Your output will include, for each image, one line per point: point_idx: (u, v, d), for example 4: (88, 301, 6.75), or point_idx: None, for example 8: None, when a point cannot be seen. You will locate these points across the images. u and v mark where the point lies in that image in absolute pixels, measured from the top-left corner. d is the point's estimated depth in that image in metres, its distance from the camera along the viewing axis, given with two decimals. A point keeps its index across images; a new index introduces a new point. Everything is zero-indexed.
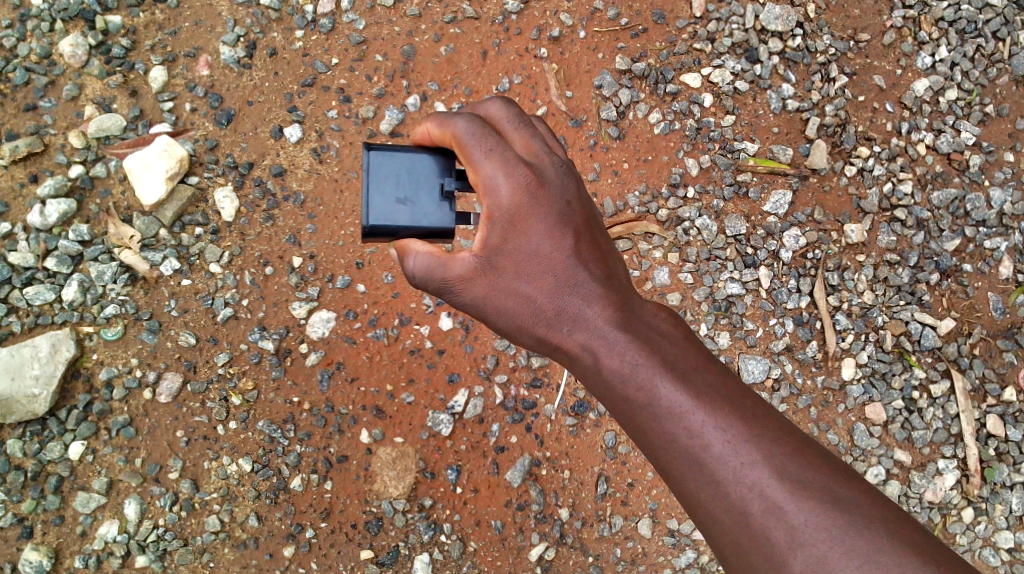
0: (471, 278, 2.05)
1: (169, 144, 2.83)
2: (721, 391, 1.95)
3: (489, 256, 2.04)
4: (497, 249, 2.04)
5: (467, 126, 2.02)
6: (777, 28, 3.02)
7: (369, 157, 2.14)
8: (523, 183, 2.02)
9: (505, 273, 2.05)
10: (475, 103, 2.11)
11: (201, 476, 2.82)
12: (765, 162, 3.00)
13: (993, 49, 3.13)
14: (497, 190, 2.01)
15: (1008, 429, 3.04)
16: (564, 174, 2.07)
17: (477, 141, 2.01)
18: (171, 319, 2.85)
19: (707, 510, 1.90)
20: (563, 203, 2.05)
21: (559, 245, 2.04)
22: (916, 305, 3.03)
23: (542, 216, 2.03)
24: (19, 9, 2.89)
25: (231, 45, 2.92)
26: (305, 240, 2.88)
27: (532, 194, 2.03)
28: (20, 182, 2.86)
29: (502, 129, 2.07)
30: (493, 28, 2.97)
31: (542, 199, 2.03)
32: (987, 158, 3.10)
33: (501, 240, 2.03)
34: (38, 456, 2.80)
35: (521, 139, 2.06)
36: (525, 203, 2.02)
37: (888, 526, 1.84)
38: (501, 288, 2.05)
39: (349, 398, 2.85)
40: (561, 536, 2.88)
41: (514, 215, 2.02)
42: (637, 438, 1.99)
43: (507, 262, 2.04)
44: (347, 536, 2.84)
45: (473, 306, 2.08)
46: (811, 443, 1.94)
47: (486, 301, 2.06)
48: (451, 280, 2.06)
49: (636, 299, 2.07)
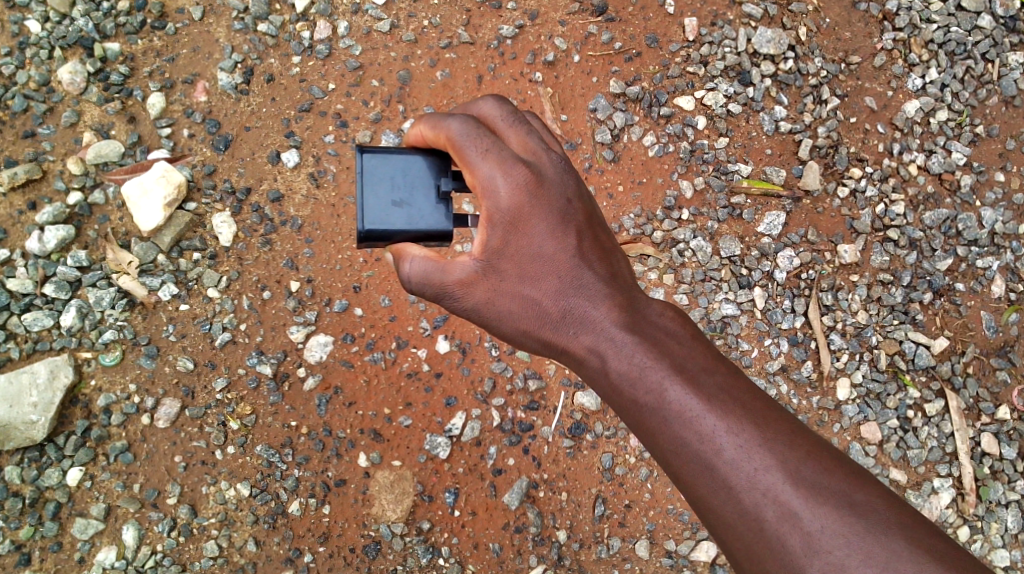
0: (472, 282, 2.06)
1: (167, 170, 2.85)
2: (731, 393, 1.93)
3: (491, 259, 2.05)
4: (499, 252, 2.04)
5: (461, 127, 2.02)
6: (768, 51, 3.06)
7: (362, 161, 2.14)
8: (523, 184, 2.02)
9: (507, 275, 2.06)
10: (469, 103, 2.11)
11: (200, 501, 2.83)
12: (759, 183, 3.02)
13: (982, 70, 3.16)
14: (496, 191, 2.01)
15: (1002, 447, 3.06)
16: (563, 172, 2.07)
17: (472, 142, 2.01)
18: (169, 344, 2.86)
19: (720, 515, 1.88)
20: (564, 202, 2.06)
21: (562, 246, 2.06)
22: (910, 325, 3.04)
23: (543, 216, 2.04)
24: (18, 37, 2.92)
25: (229, 71, 2.94)
26: (302, 264, 2.89)
27: (532, 194, 2.03)
28: (19, 209, 2.88)
29: (498, 128, 2.07)
30: (488, 53, 3.00)
31: (542, 200, 2.04)
32: (978, 178, 3.12)
33: (503, 242, 2.04)
34: (36, 482, 2.80)
35: (518, 138, 2.06)
36: (525, 204, 2.03)
37: (907, 532, 1.81)
38: (504, 290, 2.06)
39: (347, 422, 2.86)
40: (559, 559, 2.88)
41: (514, 216, 2.03)
42: (648, 442, 1.98)
43: (510, 264, 2.05)
44: (345, 560, 2.84)
45: (476, 312, 2.09)
46: (824, 445, 1.92)
47: (487, 305, 2.07)
48: (451, 285, 2.07)
49: (643, 300, 2.08)
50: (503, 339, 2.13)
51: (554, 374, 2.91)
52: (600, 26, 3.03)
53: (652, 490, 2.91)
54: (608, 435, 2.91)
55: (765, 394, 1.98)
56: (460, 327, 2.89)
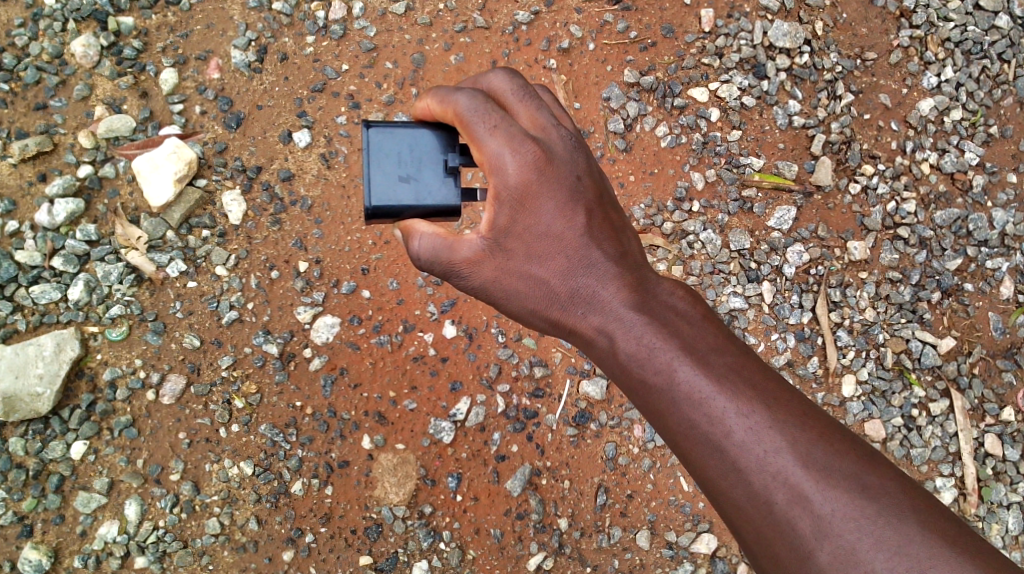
0: (479, 260, 2.06)
1: (178, 147, 2.85)
2: (741, 374, 1.93)
3: (497, 237, 2.04)
4: (506, 229, 2.04)
5: (469, 102, 2.01)
6: (784, 45, 3.05)
7: (369, 136, 2.13)
8: (531, 162, 2.01)
9: (515, 254, 2.06)
10: (478, 77, 2.10)
11: (202, 478, 2.83)
12: (771, 177, 3.01)
13: (998, 71, 3.15)
14: (504, 167, 2.00)
15: (1006, 449, 3.05)
16: (573, 148, 2.06)
17: (480, 117, 2.00)
18: (176, 321, 2.87)
19: (730, 497, 1.88)
20: (573, 179, 2.06)
21: (571, 224, 2.05)
22: (917, 323, 3.03)
23: (552, 193, 2.03)
24: (32, 8, 2.91)
25: (243, 49, 2.94)
26: (311, 245, 2.90)
27: (541, 171, 2.02)
28: (29, 180, 2.88)
29: (507, 102, 2.06)
30: (503, 38, 2.99)
31: (551, 177, 2.03)
32: (990, 179, 3.12)
33: (510, 220, 2.03)
34: (40, 455, 2.81)
35: (527, 112, 2.06)
36: (533, 181, 2.01)
37: (919, 516, 1.81)
38: (511, 269, 2.06)
39: (352, 403, 2.86)
40: (560, 547, 2.87)
41: (522, 194, 2.02)
42: (657, 425, 1.98)
43: (517, 243, 2.05)
44: (346, 542, 2.83)
45: (483, 290, 2.09)
46: (836, 427, 1.91)
47: (495, 283, 2.07)
48: (458, 263, 2.07)
49: (652, 279, 2.08)
50: (511, 317, 2.14)
51: (560, 362, 2.91)
52: (616, 14, 3.02)
53: (655, 481, 2.90)
54: (612, 425, 2.90)
55: (776, 376, 1.98)
56: (467, 312, 2.89)
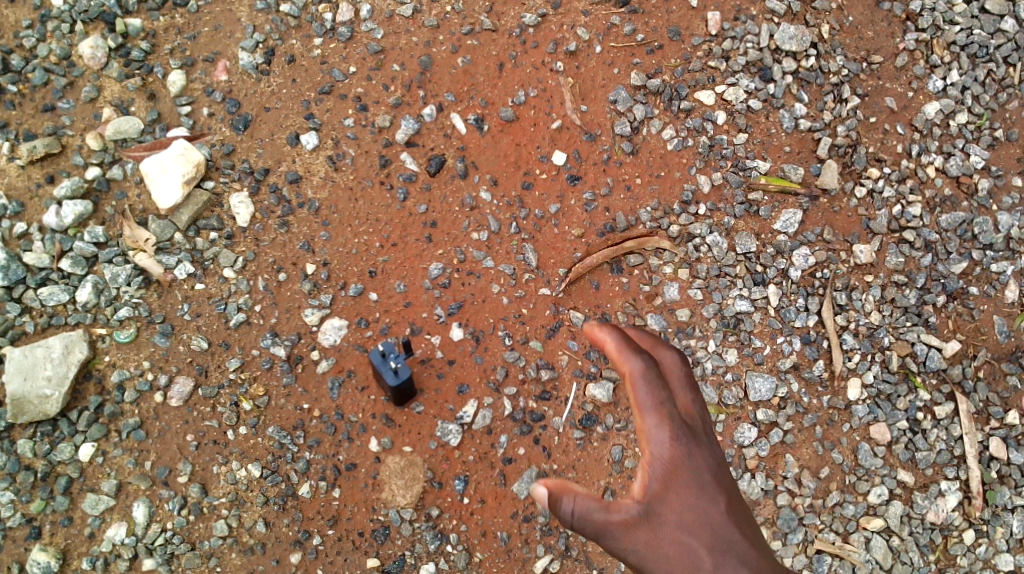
0: (635, 526, 2.03)
1: (186, 149, 2.88)
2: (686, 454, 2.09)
3: (653, 505, 2.04)
4: (659, 496, 2.05)
5: (637, 365, 2.09)
6: (790, 48, 3.06)
7: None
8: (685, 438, 2.08)
9: (666, 524, 2.03)
10: (656, 351, 2.16)
11: (210, 480, 2.84)
12: (777, 180, 3.02)
13: (1003, 74, 3.16)
14: (661, 440, 2.07)
15: (1011, 452, 3.05)
16: (714, 446, 2.12)
17: (649, 386, 2.08)
18: (184, 323, 2.87)
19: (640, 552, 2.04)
20: (716, 465, 2.09)
21: (714, 502, 2.04)
22: (923, 327, 3.04)
23: (701, 470, 2.07)
24: (40, 9, 2.94)
25: (250, 51, 2.95)
26: (319, 247, 2.91)
27: (688, 444, 2.08)
28: (37, 182, 2.89)
29: (673, 382, 2.13)
30: (511, 41, 3.00)
31: (698, 452, 2.08)
32: (995, 182, 3.12)
33: (662, 489, 2.05)
34: (49, 456, 2.82)
35: (686, 400, 2.13)
36: (684, 457, 2.07)
37: None
38: (664, 536, 2.02)
39: (359, 406, 2.87)
40: (566, 549, 2.88)
41: (672, 468, 2.06)
42: None
43: (671, 510, 2.04)
44: (354, 544, 2.84)
45: (638, 558, 2.02)
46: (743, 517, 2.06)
47: (650, 546, 2.02)
48: (615, 523, 2.03)
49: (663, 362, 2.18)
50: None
51: (566, 365, 2.92)
52: (622, 17, 3.03)
53: None
54: (618, 428, 2.91)
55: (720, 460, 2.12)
56: (474, 315, 2.91)
